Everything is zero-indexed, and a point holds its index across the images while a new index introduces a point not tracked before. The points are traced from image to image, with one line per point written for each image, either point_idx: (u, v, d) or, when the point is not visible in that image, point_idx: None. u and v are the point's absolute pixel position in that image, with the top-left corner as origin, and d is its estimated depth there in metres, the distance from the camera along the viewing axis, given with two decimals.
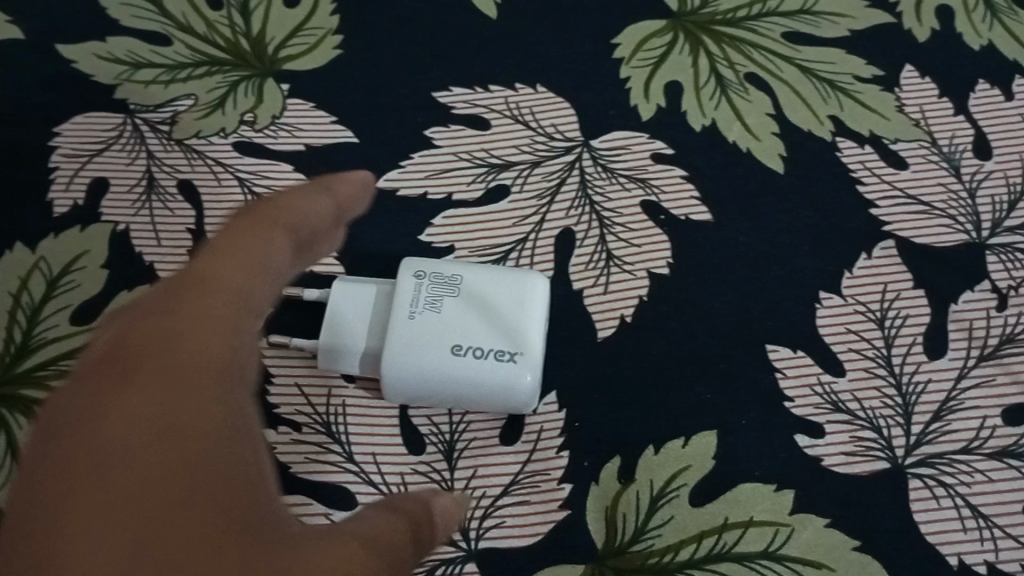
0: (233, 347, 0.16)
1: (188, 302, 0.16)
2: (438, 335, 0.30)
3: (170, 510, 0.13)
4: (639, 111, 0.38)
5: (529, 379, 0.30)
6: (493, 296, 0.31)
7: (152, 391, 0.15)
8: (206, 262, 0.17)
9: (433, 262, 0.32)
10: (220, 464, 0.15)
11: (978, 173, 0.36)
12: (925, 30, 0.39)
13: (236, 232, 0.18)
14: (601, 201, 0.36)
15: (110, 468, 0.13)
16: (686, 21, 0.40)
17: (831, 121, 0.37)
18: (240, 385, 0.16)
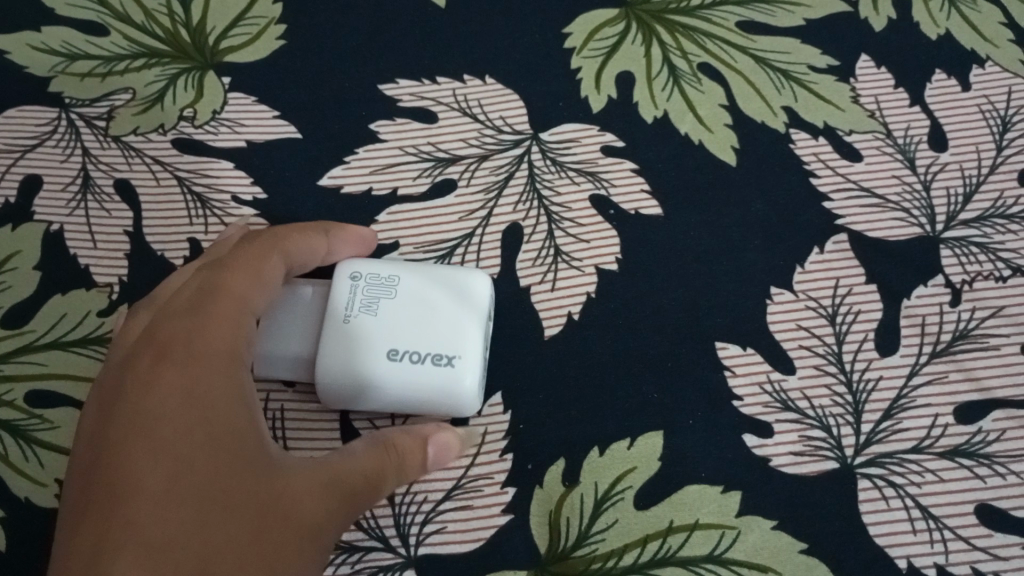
0: (214, 377, 0.26)
1: (195, 347, 0.27)
2: (374, 340, 0.30)
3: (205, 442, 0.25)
4: (590, 102, 0.37)
5: (470, 381, 0.29)
6: (431, 297, 0.30)
7: (185, 388, 0.26)
8: (216, 309, 0.28)
9: (371, 263, 0.31)
10: (235, 423, 0.26)
11: (933, 165, 0.35)
12: (881, 19, 0.38)
13: (229, 291, 0.29)
14: (550, 196, 0.35)
15: (173, 418, 0.25)
16: (638, 10, 0.39)
17: (785, 112, 0.36)
18: (228, 394, 0.26)
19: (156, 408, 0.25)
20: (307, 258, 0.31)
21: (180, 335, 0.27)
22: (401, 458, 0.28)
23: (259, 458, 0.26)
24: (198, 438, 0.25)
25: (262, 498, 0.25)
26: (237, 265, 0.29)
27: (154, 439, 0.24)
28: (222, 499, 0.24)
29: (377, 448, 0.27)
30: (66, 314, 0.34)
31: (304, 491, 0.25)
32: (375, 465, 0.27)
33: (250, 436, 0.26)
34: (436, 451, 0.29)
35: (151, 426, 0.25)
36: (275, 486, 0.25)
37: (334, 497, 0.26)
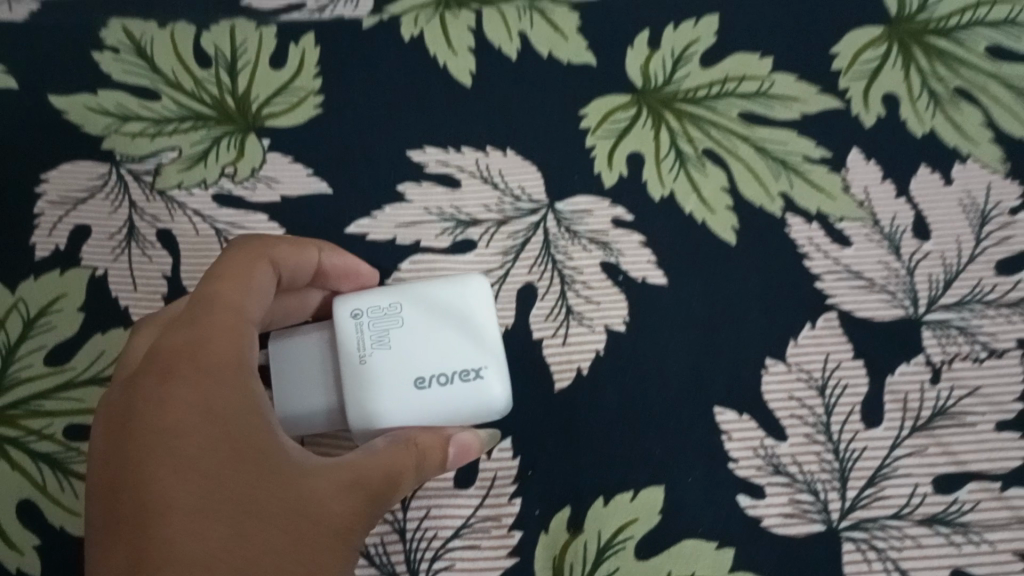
0: (224, 388, 0.28)
1: (201, 356, 0.28)
2: (397, 369, 0.32)
3: (227, 454, 0.26)
4: (602, 179, 0.40)
5: (499, 385, 0.32)
6: (438, 316, 0.33)
7: (193, 393, 0.27)
8: (213, 312, 0.29)
9: (365, 294, 0.34)
10: (245, 429, 0.27)
11: (917, 253, 0.38)
12: (871, 116, 0.42)
13: (225, 293, 0.30)
14: (563, 260, 0.38)
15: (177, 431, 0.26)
16: (649, 97, 0.42)
17: (781, 198, 0.39)
18: (238, 401, 0.28)
19: (172, 424, 0.26)
20: (296, 266, 0.33)
21: (184, 345, 0.28)
22: (422, 456, 0.30)
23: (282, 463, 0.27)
24: (217, 448, 0.26)
25: (296, 501, 0.27)
26: (231, 275, 0.31)
27: (177, 457, 0.25)
28: (255, 507, 0.26)
29: (400, 444, 0.30)
30: (107, 352, 0.36)
31: (332, 493, 0.27)
32: (394, 463, 0.29)
33: (269, 445, 0.27)
34: (460, 455, 0.31)
35: (172, 445, 0.26)
36: (304, 491, 0.27)
37: (358, 496, 0.28)
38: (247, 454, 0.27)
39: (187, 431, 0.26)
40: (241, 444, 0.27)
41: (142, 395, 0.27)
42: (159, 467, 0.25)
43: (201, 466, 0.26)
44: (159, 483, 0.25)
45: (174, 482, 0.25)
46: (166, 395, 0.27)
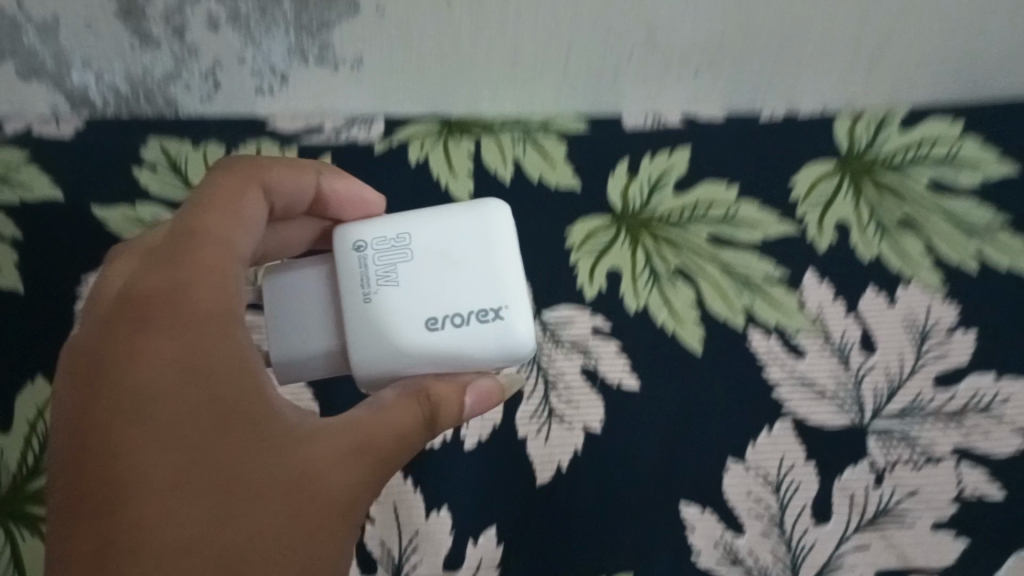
0: (209, 343, 0.29)
1: (185, 310, 0.30)
2: (408, 308, 0.33)
3: (211, 414, 0.28)
4: (583, 292, 0.45)
5: (520, 326, 0.33)
6: (453, 249, 0.33)
7: (177, 346, 0.29)
8: (197, 255, 0.31)
9: (374, 226, 0.35)
10: (234, 386, 0.29)
11: (864, 366, 0.43)
12: (825, 241, 0.47)
13: (209, 236, 0.32)
14: (547, 365, 0.43)
15: (157, 388, 0.28)
16: (627, 220, 0.47)
17: (744, 313, 0.44)
18: (222, 355, 0.29)
19: (150, 384, 0.28)
20: (284, 192, 0.36)
21: (165, 289, 0.30)
22: (435, 405, 0.32)
23: (269, 428, 0.29)
24: (202, 408, 0.28)
25: (289, 467, 0.29)
26: (214, 203, 0.33)
27: (159, 419, 0.27)
28: (237, 473, 0.28)
29: (412, 394, 0.32)
30: None
31: (337, 461, 0.30)
32: (397, 420, 0.31)
33: (257, 405, 0.29)
34: (477, 399, 0.33)
35: (149, 399, 0.28)
36: (296, 454, 0.29)
37: (352, 455, 0.30)
38: (232, 414, 0.28)
39: (167, 389, 0.28)
40: (227, 404, 0.28)
41: (117, 351, 0.28)
42: (141, 428, 0.27)
43: (181, 425, 0.27)
44: (133, 443, 0.27)
45: (155, 441, 0.27)
46: (145, 349, 0.28)
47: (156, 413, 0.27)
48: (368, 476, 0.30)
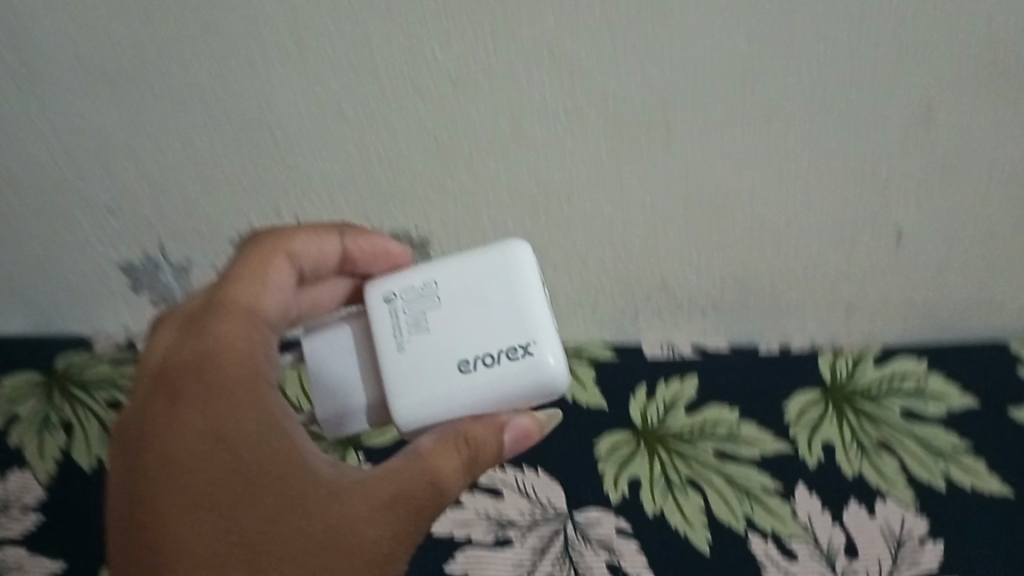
0: (237, 417, 0.35)
1: (214, 388, 0.35)
2: (441, 353, 0.36)
3: (243, 480, 0.34)
4: (609, 495, 0.55)
5: (548, 360, 0.35)
6: (477, 292, 0.37)
7: (210, 421, 0.35)
8: (225, 339, 0.37)
9: (403, 277, 0.38)
10: (262, 452, 0.35)
11: (847, 568, 0.51)
12: (813, 458, 0.55)
13: (237, 321, 0.38)
14: (578, 558, 0.52)
15: (195, 462, 0.34)
16: (647, 435, 0.57)
17: (745, 518, 0.53)
18: (248, 425, 0.35)
19: (184, 461, 0.34)
20: (311, 256, 0.41)
21: (200, 371, 0.36)
22: (474, 449, 0.36)
23: (297, 487, 0.35)
24: (235, 476, 0.34)
25: (319, 519, 0.34)
26: (243, 282, 0.39)
27: (200, 490, 0.34)
28: (267, 530, 0.34)
29: (447, 442, 0.36)
30: None
31: (367, 514, 0.35)
32: (434, 467, 0.36)
33: (286, 470, 0.35)
34: (513, 437, 0.36)
35: (190, 471, 0.34)
36: (324, 511, 0.34)
37: (378, 508, 0.35)
38: (262, 477, 0.34)
39: (203, 461, 0.34)
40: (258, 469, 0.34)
41: (155, 434, 0.35)
42: (182, 496, 0.33)
43: (216, 493, 0.34)
44: (171, 512, 0.33)
45: (193, 507, 0.33)
46: (179, 432, 0.34)
47: (195, 483, 0.34)
48: (402, 525, 0.35)
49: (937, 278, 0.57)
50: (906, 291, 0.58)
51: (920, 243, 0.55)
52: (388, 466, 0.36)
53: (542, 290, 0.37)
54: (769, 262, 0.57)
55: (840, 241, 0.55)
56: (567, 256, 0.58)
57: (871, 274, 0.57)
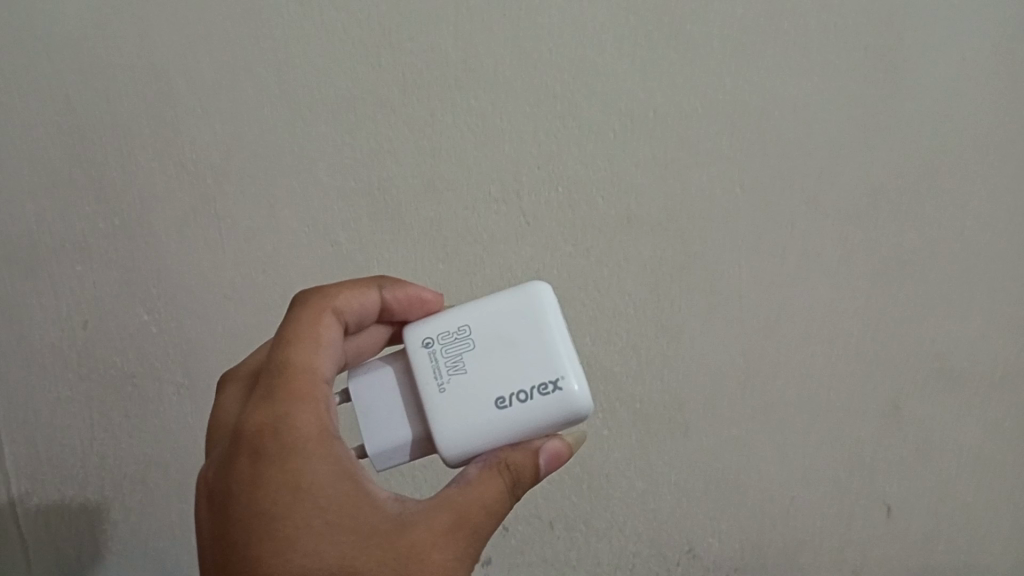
0: (309, 462, 0.38)
1: (285, 435, 0.38)
2: (478, 391, 0.39)
3: (322, 520, 0.37)
4: None
5: (577, 392, 0.38)
6: (505, 333, 0.40)
7: (286, 467, 0.38)
8: (288, 386, 0.40)
9: (436, 322, 0.41)
10: (337, 495, 0.38)
11: None
12: None
13: (298, 369, 0.40)
14: None
15: (280, 510, 0.37)
16: None
17: None
18: (320, 468, 0.38)
19: (268, 508, 0.37)
20: (355, 309, 0.45)
21: (270, 423, 0.39)
22: (515, 472, 0.39)
23: (365, 521, 0.38)
24: (314, 516, 0.37)
25: (394, 549, 0.37)
26: (297, 337, 0.42)
27: (286, 532, 0.37)
28: (349, 560, 0.37)
29: (489, 469, 0.39)
30: None
31: (439, 541, 0.38)
32: (482, 493, 0.38)
33: (356, 509, 0.38)
34: (548, 460, 0.39)
35: (274, 518, 0.37)
36: (394, 538, 0.37)
37: (442, 533, 0.38)
38: (339, 517, 0.37)
39: (284, 508, 0.37)
40: (335, 508, 0.37)
41: (242, 488, 0.38)
42: (273, 545, 0.37)
43: (303, 535, 0.37)
44: (267, 557, 0.36)
45: (284, 551, 0.36)
46: (260, 486, 0.38)
47: (284, 530, 0.37)
48: (469, 547, 0.38)
49: (926, 556, 0.61)
50: (905, 564, 0.61)
51: (907, 522, 0.61)
52: (443, 493, 0.39)
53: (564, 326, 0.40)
54: (780, 533, 0.62)
55: (834, 516, 0.61)
56: (603, 529, 0.65)
57: (875, 550, 0.62)
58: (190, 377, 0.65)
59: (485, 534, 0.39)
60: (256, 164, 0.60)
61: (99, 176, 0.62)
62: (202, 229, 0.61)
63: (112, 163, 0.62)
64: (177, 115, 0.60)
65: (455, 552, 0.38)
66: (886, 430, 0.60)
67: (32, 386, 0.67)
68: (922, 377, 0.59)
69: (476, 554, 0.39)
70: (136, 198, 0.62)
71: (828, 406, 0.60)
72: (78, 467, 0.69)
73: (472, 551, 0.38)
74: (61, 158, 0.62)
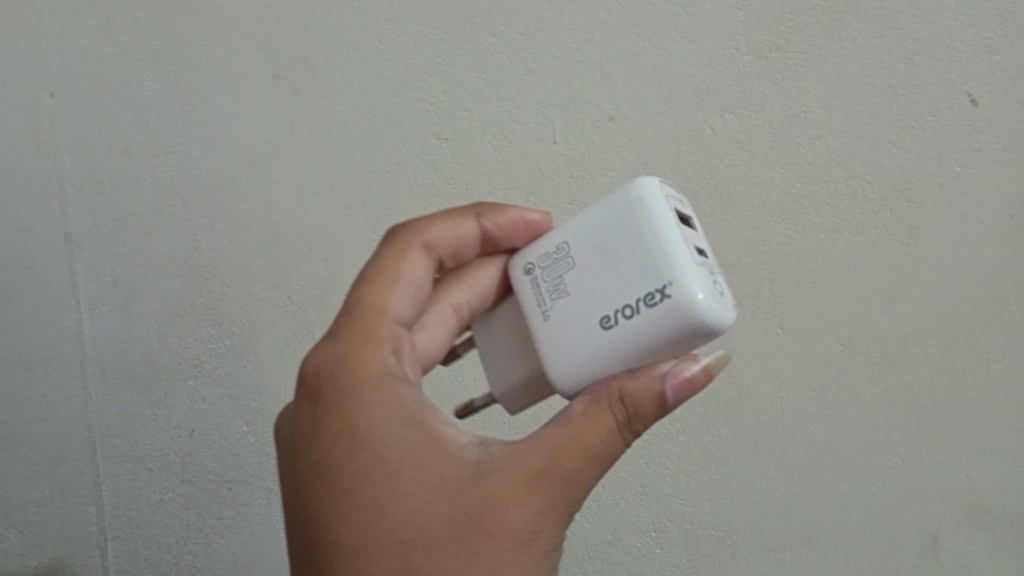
0: (365, 411, 0.38)
1: (344, 383, 0.39)
2: (584, 312, 0.37)
3: (375, 472, 0.37)
4: None
5: (685, 296, 0.34)
6: (608, 243, 0.37)
7: (342, 416, 0.39)
8: (354, 331, 0.40)
9: (541, 248, 0.41)
10: (392, 444, 0.37)
11: None
12: None
13: (365, 315, 0.41)
14: None
15: (335, 461, 0.38)
16: None
17: None
18: (376, 417, 0.38)
19: (325, 458, 0.38)
20: (447, 242, 0.44)
21: (330, 368, 0.40)
22: (629, 404, 0.36)
23: (431, 473, 0.37)
24: (368, 468, 0.37)
25: (458, 503, 0.36)
26: (372, 278, 0.42)
27: (340, 483, 0.38)
28: (405, 513, 0.36)
29: (591, 412, 0.36)
30: None
31: (514, 494, 0.36)
32: (582, 436, 0.36)
33: (418, 458, 0.37)
34: (676, 389, 0.36)
35: (328, 466, 0.38)
36: (463, 494, 0.36)
37: (523, 484, 0.36)
38: (392, 468, 0.37)
39: (339, 458, 0.38)
40: (389, 460, 0.37)
41: (307, 431, 0.39)
42: (328, 496, 0.38)
43: (355, 487, 0.37)
44: (325, 508, 0.38)
45: (339, 502, 0.37)
46: (319, 434, 0.39)
47: (338, 481, 0.38)
48: (553, 499, 0.36)
49: None
50: None
51: None
52: (541, 432, 0.37)
53: (676, 226, 0.36)
54: None
55: None
56: None
57: None
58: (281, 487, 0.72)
59: (582, 485, 0.37)
60: None
61: (215, 306, 0.69)
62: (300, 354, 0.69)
63: (227, 294, 0.69)
64: (286, 256, 0.67)
65: (536, 506, 0.36)
66: (921, 552, 0.65)
67: (139, 489, 0.74)
68: (955, 507, 0.64)
69: (565, 505, 0.37)
70: (247, 325, 0.69)
71: (866, 529, 0.65)
72: (175, 561, 0.76)
73: (558, 505, 0.36)
74: (183, 288, 0.69)
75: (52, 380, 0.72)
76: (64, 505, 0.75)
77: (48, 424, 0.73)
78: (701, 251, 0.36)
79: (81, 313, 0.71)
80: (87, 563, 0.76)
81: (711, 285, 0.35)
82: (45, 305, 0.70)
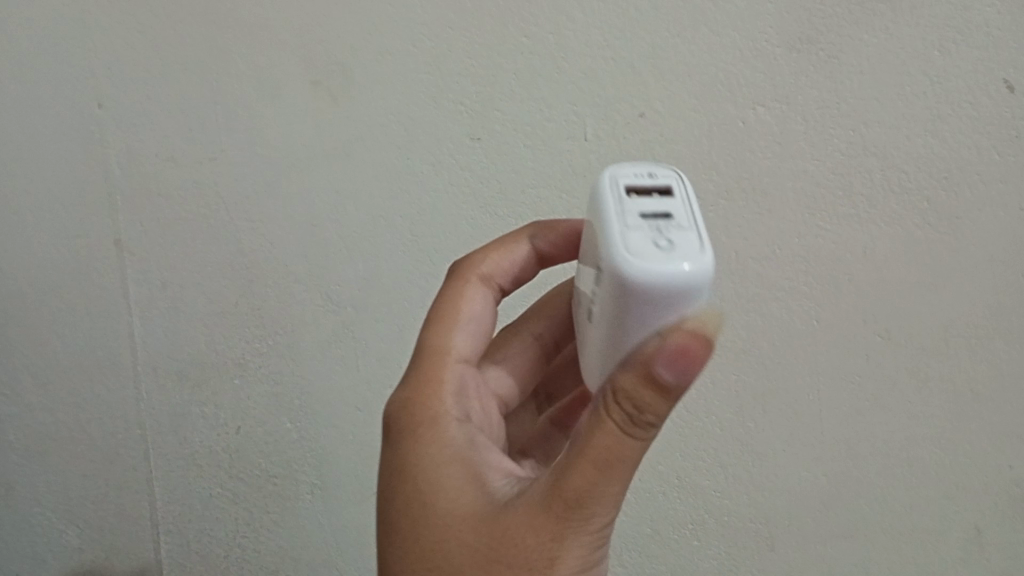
0: (416, 448, 0.43)
1: (402, 422, 0.44)
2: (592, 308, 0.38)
3: (418, 502, 0.41)
4: None
5: (612, 264, 0.33)
6: (589, 235, 0.38)
7: (401, 451, 0.43)
8: (416, 374, 0.46)
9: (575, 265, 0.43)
10: (437, 476, 0.41)
11: None
12: None
13: (428, 358, 0.46)
14: None
15: (393, 491, 0.42)
16: None
17: None
18: (425, 454, 0.42)
19: (387, 487, 0.43)
20: (501, 271, 0.51)
21: (395, 408, 0.45)
22: (624, 398, 0.34)
23: (470, 501, 0.40)
24: (413, 499, 0.41)
25: (483, 531, 0.38)
26: (437, 320, 0.48)
27: (394, 510, 0.42)
28: (442, 539, 0.39)
29: (596, 422, 0.35)
30: None
31: (529, 524, 0.37)
32: (592, 446, 0.35)
33: (458, 491, 0.40)
34: (666, 364, 0.33)
35: (388, 495, 0.43)
36: (486, 525, 0.38)
37: (539, 511, 0.37)
38: (434, 499, 0.41)
39: (394, 489, 0.42)
40: (432, 490, 0.41)
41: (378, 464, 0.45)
42: (388, 521, 0.42)
43: (404, 514, 0.41)
44: (386, 531, 0.42)
45: (394, 527, 0.42)
46: (385, 465, 0.44)
47: (393, 509, 0.42)
48: (574, 530, 0.36)
49: None
50: None
51: None
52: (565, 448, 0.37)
53: (621, 201, 0.35)
54: None
55: None
56: None
57: None
58: (327, 480, 0.75)
59: (604, 507, 0.36)
60: (391, 300, 0.69)
61: (260, 308, 0.71)
62: (344, 352, 0.71)
63: (270, 296, 0.71)
64: (328, 259, 0.69)
65: (550, 534, 0.36)
66: (954, 534, 0.66)
67: (190, 486, 0.77)
68: (989, 490, 0.64)
69: (592, 533, 0.36)
70: (292, 327, 0.71)
71: (901, 513, 0.66)
72: (225, 554, 0.79)
73: (574, 535, 0.36)
74: (228, 291, 0.72)
75: (107, 382, 0.75)
76: (120, 502, 0.78)
77: (102, 424, 0.76)
78: (664, 212, 0.35)
79: (132, 317, 0.73)
80: (143, 558, 0.80)
81: (648, 245, 0.33)
82: (99, 310, 0.73)
